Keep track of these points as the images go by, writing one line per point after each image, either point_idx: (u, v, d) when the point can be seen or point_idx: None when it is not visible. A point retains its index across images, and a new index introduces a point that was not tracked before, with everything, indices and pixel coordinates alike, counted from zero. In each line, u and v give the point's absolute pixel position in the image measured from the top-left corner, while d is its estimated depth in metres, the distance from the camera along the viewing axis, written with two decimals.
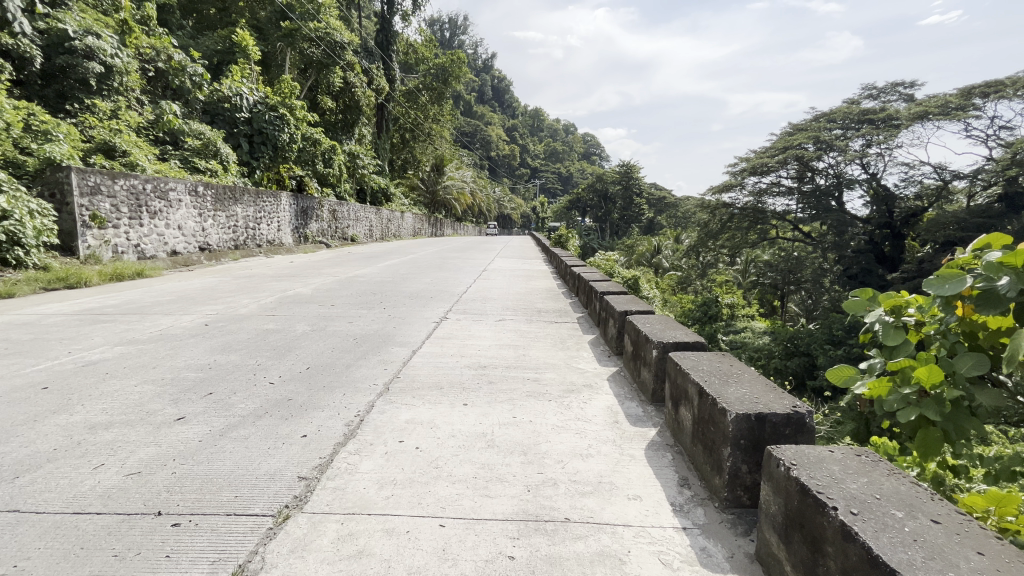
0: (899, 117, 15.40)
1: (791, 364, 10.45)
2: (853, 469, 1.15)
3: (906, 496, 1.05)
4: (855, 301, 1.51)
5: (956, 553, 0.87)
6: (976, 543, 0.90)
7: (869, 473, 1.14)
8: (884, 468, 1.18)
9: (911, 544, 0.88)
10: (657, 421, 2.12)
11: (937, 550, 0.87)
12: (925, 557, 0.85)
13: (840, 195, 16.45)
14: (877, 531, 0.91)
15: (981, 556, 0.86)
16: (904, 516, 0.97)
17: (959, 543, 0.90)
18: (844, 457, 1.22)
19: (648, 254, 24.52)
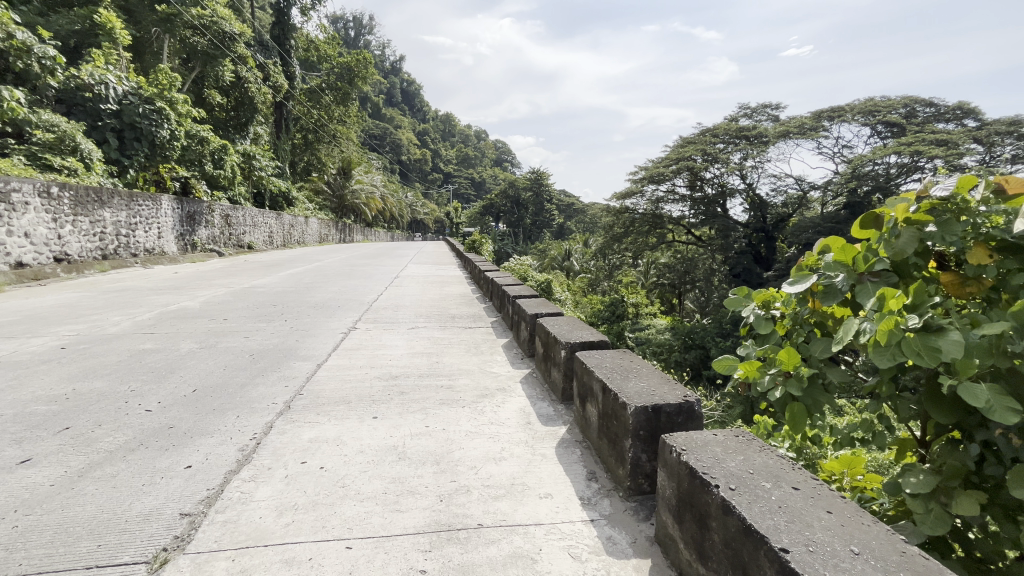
0: (767, 134, 17.58)
1: (689, 356, 11.52)
2: (732, 449, 1.28)
3: (773, 468, 1.19)
4: (733, 298, 1.69)
5: (811, 514, 1.00)
6: (826, 504, 1.04)
7: (745, 450, 1.28)
8: (756, 444, 1.32)
9: (777, 511, 1.00)
10: (567, 419, 2.20)
11: (797, 513, 1.00)
12: (787, 522, 0.97)
13: (724, 203, 18.33)
14: (751, 502, 1.02)
15: (829, 514, 1.00)
16: (771, 487, 1.10)
17: (813, 505, 1.03)
18: (726, 438, 1.35)
19: (560, 257, 25.45)
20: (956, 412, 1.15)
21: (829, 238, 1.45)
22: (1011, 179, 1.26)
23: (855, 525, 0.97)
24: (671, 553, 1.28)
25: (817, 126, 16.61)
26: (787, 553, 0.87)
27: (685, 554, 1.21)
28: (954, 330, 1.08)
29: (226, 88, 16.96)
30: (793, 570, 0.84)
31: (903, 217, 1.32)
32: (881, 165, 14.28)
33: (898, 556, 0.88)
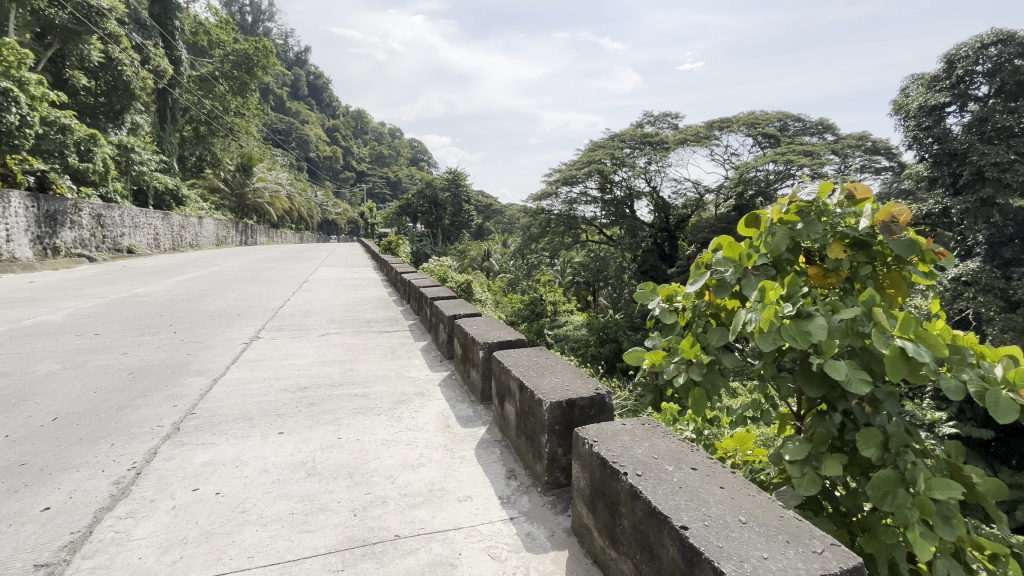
0: (667, 141, 18.98)
1: (604, 350, 12.12)
2: (638, 436, 1.36)
3: (675, 451, 1.28)
4: (641, 293, 1.79)
5: (706, 492, 1.09)
6: (718, 480, 1.15)
7: (650, 437, 1.36)
8: (660, 431, 1.41)
9: (678, 492, 1.08)
10: (486, 419, 2.21)
11: (695, 492, 1.08)
12: (686, 501, 1.05)
13: (632, 204, 19.49)
14: (655, 486, 1.10)
15: (721, 489, 1.10)
16: (673, 469, 1.19)
17: (708, 482, 1.13)
18: (633, 427, 1.43)
19: (479, 258, 25.54)
20: (823, 387, 1.31)
21: (720, 237, 1.59)
22: (859, 186, 1.47)
23: (742, 497, 1.08)
24: (586, 541, 1.34)
25: (709, 136, 18.24)
26: (688, 531, 0.94)
27: (598, 540, 1.27)
28: (819, 316, 1.24)
29: (94, 70, 14.79)
30: (691, 545, 0.91)
31: (778, 218, 1.49)
32: (762, 171, 16.03)
33: (778, 521, 0.99)
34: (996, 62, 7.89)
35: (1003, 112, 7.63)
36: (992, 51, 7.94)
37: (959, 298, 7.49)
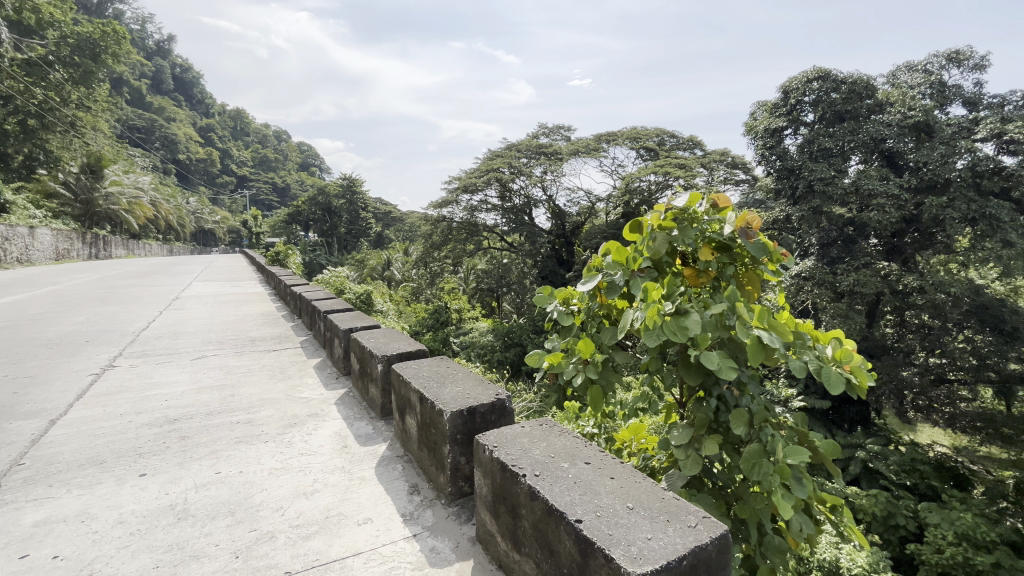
0: (560, 152, 19.97)
1: (509, 355, 12.35)
2: (537, 438, 1.40)
3: (570, 448, 1.34)
4: (540, 298, 1.86)
5: (598, 484, 1.15)
6: (609, 471, 1.22)
7: (548, 437, 1.41)
8: (557, 430, 1.47)
9: (573, 488, 1.13)
10: (387, 435, 2.13)
11: (588, 485, 1.14)
12: (580, 495, 1.10)
13: (530, 212, 20.16)
14: (551, 484, 1.13)
15: (611, 480, 1.17)
16: (569, 465, 1.24)
17: (600, 474, 1.20)
18: (532, 429, 1.46)
19: (379, 267, 24.61)
20: (699, 376, 1.45)
21: (609, 242, 1.71)
22: (721, 198, 1.67)
23: (630, 485, 1.16)
24: (490, 547, 1.34)
25: (597, 148, 19.54)
26: (581, 523, 0.99)
27: (502, 545, 1.28)
28: (693, 312, 1.38)
29: None
30: (585, 537, 0.96)
31: (657, 224, 1.65)
32: (645, 182, 17.53)
33: (660, 503, 1.08)
34: (818, 94, 9.37)
35: (825, 136, 9.16)
36: (814, 86, 9.39)
37: (801, 291, 8.85)
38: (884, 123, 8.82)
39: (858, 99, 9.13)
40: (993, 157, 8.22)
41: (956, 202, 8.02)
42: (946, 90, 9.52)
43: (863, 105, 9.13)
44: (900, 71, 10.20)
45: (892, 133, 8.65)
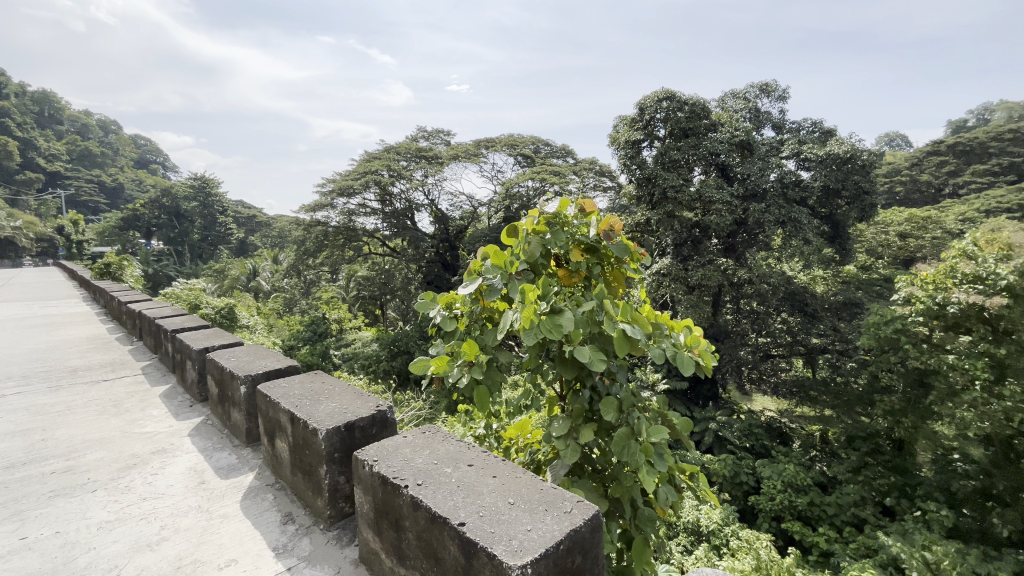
0: (440, 156, 19.90)
1: (396, 363, 11.97)
2: (419, 445, 1.36)
3: (453, 452, 1.33)
4: (422, 304, 1.82)
5: (481, 484, 1.16)
6: (492, 470, 1.24)
7: (431, 444, 1.38)
8: (440, 436, 1.44)
9: (456, 492, 1.12)
10: (255, 464, 1.92)
11: (471, 487, 1.15)
12: (463, 497, 1.10)
13: (412, 216, 19.74)
14: (434, 491, 1.12)
15: (495, 478, 1.19)
16: (452, 470, 1.22)
17: (483, 474, 1.21)
18: (414, 437, 1.43)
19: (244, 278, 22.13)
20: (574, 370, 1.55)
21: (487, 247, 1.75)
22: (587, 203, 1.81)
23: (511, 481, 1.19)
24: (375, 565, 1.28)
25: (477, 153, 19.88)
26: (464, 527, 0.99)
27: (387, 561, 1.23)
28: (566, 310, 1.47)
29: None
30: (468, 538, 0.97)
31: (532, 228, 1.73)
32: (524, 187, 18.26)
33: (539, 494, 1.12)
34: (667, 112, 10.57)
35: (674, 149, 10.33)
36: (664, 105, 10.55)
37: (661, 286, 9.95)
38: (718, 140, 10.34)
39: (697, 119, 10.51)
40: (795, 172, 10.10)
41: (772, 208, 9.70)
42: (760, 115, 11.44)
43: (701, 124, 10.54)
44: (727, 96, 11.97)
45: (723, 149, 10.17)
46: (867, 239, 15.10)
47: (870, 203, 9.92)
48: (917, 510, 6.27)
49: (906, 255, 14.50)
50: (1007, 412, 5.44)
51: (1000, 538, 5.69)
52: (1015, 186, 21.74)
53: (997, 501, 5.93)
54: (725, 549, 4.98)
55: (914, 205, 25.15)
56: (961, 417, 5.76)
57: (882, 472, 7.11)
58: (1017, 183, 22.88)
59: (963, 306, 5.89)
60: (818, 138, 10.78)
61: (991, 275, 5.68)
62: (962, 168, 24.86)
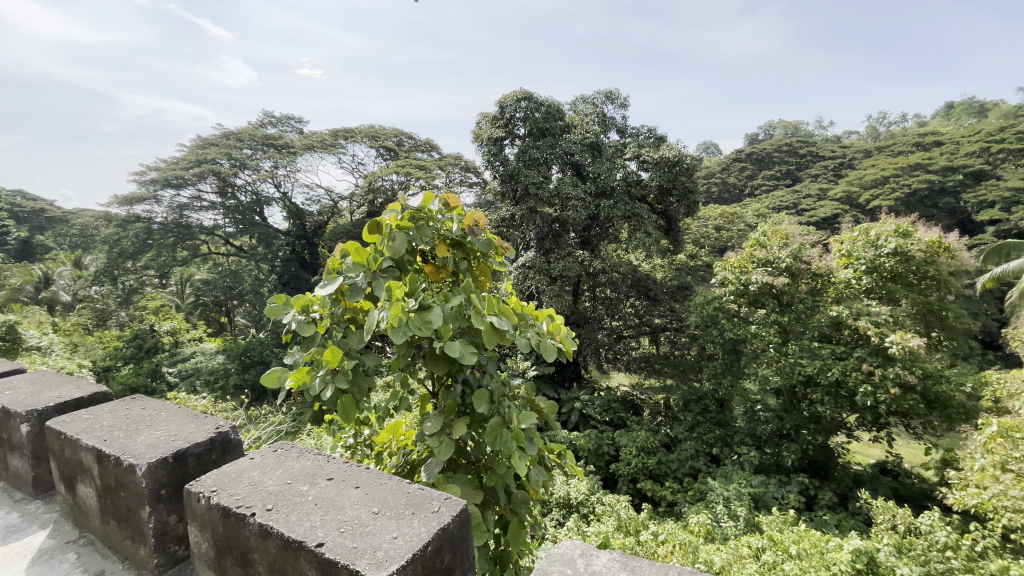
0: (292, 145, 18.17)
1: (249, 376, 10.74)
2: (269, 465, 1.23)
3: (310, 467, 1.23)
4: (272, 309, 1.64)
5: (342, 497, 1.09)
6: (354, 480, 1.17)
7: (283, 461, 1.26)
8: (293, 451, 1.32)
9: (312, 511, 1.03)
10: (50, 517, 1.55)
11: (330, 502, 1.07)
12: (321, 516, 1.02)
13: (262, 211, 17.72)
14: (287, 515, 1.02)
15: (357, 489, 1.13)
16: (308, 487, 1.13)
17: (344, 487, 1.14)
18: (262, 456, 1.28)
19: (31, 288, 17.68)
20: (443, 367, 1.54)
21: (346, 244, 1.65)
22: (452, 198, 1.81)
23: (376, 489, 1.13)
24: None
25: (335, 144, 18.64)
26: (322, 547, 0.92)
27: None
28: (434, 307, 1.46)
29: None
30: (327, 560, 0.90)
31: (395, 224, 1.67)
32: (388, 181, 17.63)
33: (405, 497, 1.09)
34: (526, 112, 11.09)
35: (533, 148, 10.91)
36: (523, 105, 11.04)
37: (527, 278, 10.49)
38: (571, 141, 11.15)
39: (553, 120, 11.23)
40: (636, 172, 11.34)
41: (619, 205, 10.82)
42: (607, 120, 12.54)
43: (557, 125, 11.26)
44: (578, 101, 12.92)
45: (576, 150, 11.00)
46: (693, 231, 17.66)
47: (693, 201, 11.65)
48: (735, 454, 7.61)
49: (721, 244, 17.32)
50: (790, 366, 6.86)
51: (787, 467, 7.31)
52: (790, 188, 27.47)
53: (786, 438, 7.59)
54: (592, 514, 5.49)
55: (724, 203, 30.23)
56: (763, 375, 7.18)
57: (709, 427, 8.45)
58: (791, 186, 28.91)
59: (760, 285, 7.27)
60: (653, 143, 12.25)
61: (775, 259, 7.21)
62: (756, 173, 30.57)
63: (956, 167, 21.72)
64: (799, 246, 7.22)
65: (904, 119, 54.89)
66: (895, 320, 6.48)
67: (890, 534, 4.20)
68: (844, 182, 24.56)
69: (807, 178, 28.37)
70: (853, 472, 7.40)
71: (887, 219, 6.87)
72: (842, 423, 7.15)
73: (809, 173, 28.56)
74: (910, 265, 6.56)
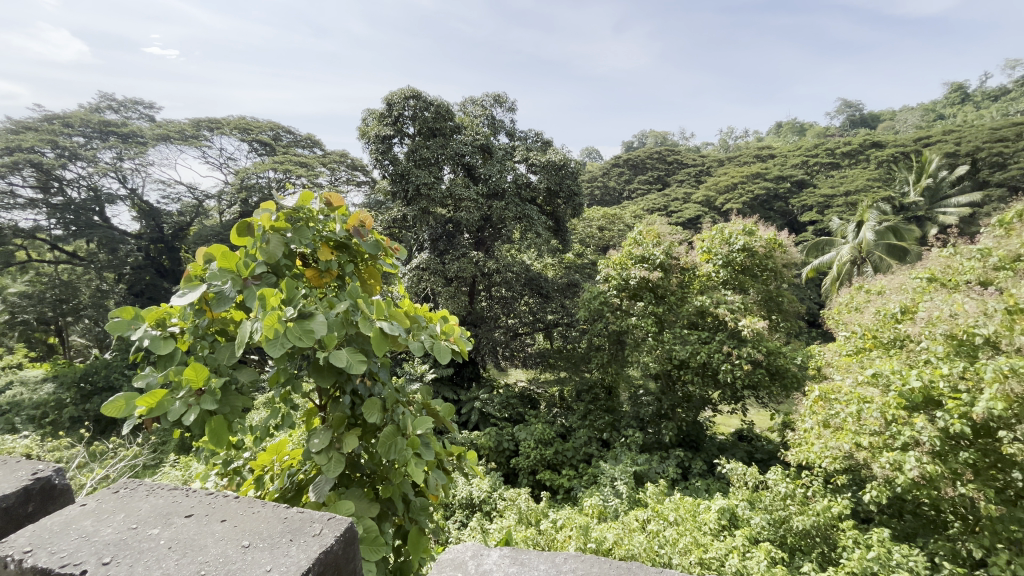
0: (141, 135, 15.70)
1: (92, 406, 9.10)
2: (107, 510, 1.05)
3: (162, 507, 1.07)
4: (115, 324, 1.39)
5: (203, 536, 0.97)
6: (219, 514, 1.05)
7: (126, 504, 1.08)
8: (141, 490, 1.14)
9: (166, 557, 0.90)
10: None
11: (189, 544, 0.94)
12: (178, 560, 0.90)
13: (102, 210, 15.13)
14: (132, 565, 0.88)
15: (223, 522, 1.01)
16: (160, 530, 0.98)
17: (207, 523, 1.01)
18: (100, 499, 1.09)
19: None
20: (331, 377, 1.45)
21: (210, 247, 1.47)
22: (334, 197, 1.72)
23: (247, 520, 1.03)
24: None
25: (197, 135, 16.64)
26: None
27: None
28: (317, 314, 1.36)
29: None
30: None
31: (268, 225, 1.53)
32: (264, 178, 16.58)
33: (282, 524, 1.00)
34: (415, 111, 10.87)
35: (423, 148, 10.75)
36: (411, 103, 10.81)
37: (422, 280, 10.33)
38: (462, 142, 11.17)
39: (443, 120, 11.14)
40: (525, 175, 11.72)
41: (510, 206, 11.10)
42: (496, 122, 12.75)
43: (447, 125, 11.21)
44: (467, 102, 12.93)
45: (467, 151, 11.04)
46: (579, 231, 18.74)
47: (578, 203, 12.37)
48: (624, 436, 8.26)
49: (604, 243, 18.63)
50: (666, 352, 7.62)
51: (666, 443, 8.11)
52: (661, 192, 30.47)
53: (664, 417, 8.41)
54: (493, 511, 5.56)
55: (606, 205, 32.61)
56: (643, 361, 7.90)
57: (599, 414, 9.07)
58: (662, 190, 32.10)
59: (639, 280, 7.99)
60: (540, 147, 12.76)
61: (651, 256, 7.95)
62: (632, 178, 33.45)
63: (785, 177, 25.86)
64: (668, 244, 8.07)
65: (746, 135, 63.93)
66: (745, 306, 7.50)
67: (745, 491, 4.88)
68: (704, 188, 27.87)
69: (674, 183, 31.71)
70: (718, 442, 8.45)
71: (736, 219, 7.94)
72: (707, 399, 8.13)
73: (676, 179, 31.94)
74: (756, 259, 7.66)
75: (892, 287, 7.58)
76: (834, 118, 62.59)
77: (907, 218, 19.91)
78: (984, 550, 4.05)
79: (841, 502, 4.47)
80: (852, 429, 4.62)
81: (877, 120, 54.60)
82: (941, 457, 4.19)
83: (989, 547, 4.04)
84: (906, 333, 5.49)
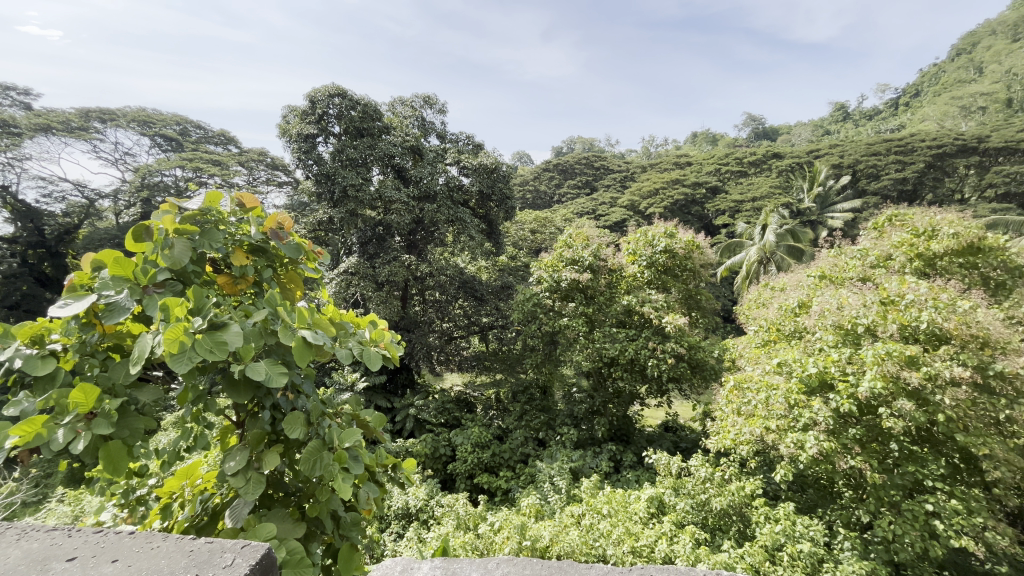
0: (16, 124, 13.59)
1: None
2: None
3: (38, 552, 0.94)
4: None
5: None
6: (110, 553, 0.94)
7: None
8: (12, 535, 0.99)
9: None
10: None
11: None
12: None
13: None
14: None
15: (115, 563, 0.91)
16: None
17: (96, 565, 0.90)
18: None
19: None
20: (249, 392, 1.35)
21: (99, 253, 1.31)
22: (246, 198, 1.61)
23: (145, 557, 0.93)
24: None
25: (86, 127, 14.88)
26: None
27: None
28: (231, 324, 1.26)
29: None
30: None
31: (171, 228, 1.39)
32: (170, 177, 15.40)
33: (187, 557, 0.92)
34: (339, 109, 10.44)
35: (350, 147, 10.35)
36: (336, 101, 10.38)
37: (351, 285, 9.93)
38: (391, 143, 10.89)
39: (370, 120, 10.80)
40: (457, 177, 11.64)
41: (442, 209, 10.98)
42: (426, 124, 12.54)
43: (375, 125, 10.88)
44: (396, 102, 12.61)
45: (397, 152, 10.78)
46: (512, 234, 18.92)
47: (510, 206, 12.50)
48: (559, 434, 8.45)
49: (536, 245, 18.95)
50: (597, 351, 7.88)
51: (599, 438, 8.38)
52: (589, 196, 31.59)
53: (597, 414, 8.69)
54: (431, 519, 5.45)
55: (537, 208, 33.21)
56: (576, 360, 8.12)
57: (535, 414, 9.21)
58: (590, 194, 33.27)
59: (570, 281, 8.23)
60: (471, 149, 12.73)
61: (581, 258, 8.23)
62: (562, 182, 34.39)
63: (701, 183, 27.83)
64: (597, 247, 8.39)
65: (665, 143, 68.02)
66: (668, 305, 7.94)
67: (669, 478, 5.18)
68: (629, 193, 29.25)
69: (601, 188, 32.99)
70: (646, 434, 8.87)
71: (658, 223, 8.41)
72: (636, 394, 8.51)
73: (603, 184, 33.25)
74: (677, 260, 8.17)
75: (792, 284, 8.39)
76: (741, 131, 68.35)
77: (803, 222, 22.15)
78: (870, 515, 4.57)
79: (753, 482, 4.87)
80: (762, 415, 5.05)
81: (776, 133, 60.32)
82: (835, 435, 4.69)
83: (874, 511, 4.55)
84: (803, 325, 6.10)
